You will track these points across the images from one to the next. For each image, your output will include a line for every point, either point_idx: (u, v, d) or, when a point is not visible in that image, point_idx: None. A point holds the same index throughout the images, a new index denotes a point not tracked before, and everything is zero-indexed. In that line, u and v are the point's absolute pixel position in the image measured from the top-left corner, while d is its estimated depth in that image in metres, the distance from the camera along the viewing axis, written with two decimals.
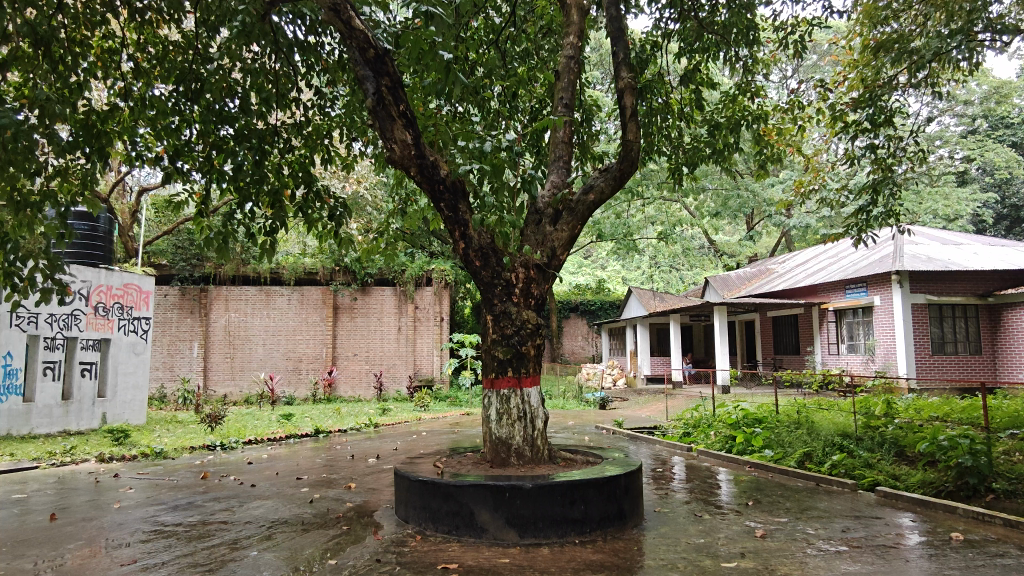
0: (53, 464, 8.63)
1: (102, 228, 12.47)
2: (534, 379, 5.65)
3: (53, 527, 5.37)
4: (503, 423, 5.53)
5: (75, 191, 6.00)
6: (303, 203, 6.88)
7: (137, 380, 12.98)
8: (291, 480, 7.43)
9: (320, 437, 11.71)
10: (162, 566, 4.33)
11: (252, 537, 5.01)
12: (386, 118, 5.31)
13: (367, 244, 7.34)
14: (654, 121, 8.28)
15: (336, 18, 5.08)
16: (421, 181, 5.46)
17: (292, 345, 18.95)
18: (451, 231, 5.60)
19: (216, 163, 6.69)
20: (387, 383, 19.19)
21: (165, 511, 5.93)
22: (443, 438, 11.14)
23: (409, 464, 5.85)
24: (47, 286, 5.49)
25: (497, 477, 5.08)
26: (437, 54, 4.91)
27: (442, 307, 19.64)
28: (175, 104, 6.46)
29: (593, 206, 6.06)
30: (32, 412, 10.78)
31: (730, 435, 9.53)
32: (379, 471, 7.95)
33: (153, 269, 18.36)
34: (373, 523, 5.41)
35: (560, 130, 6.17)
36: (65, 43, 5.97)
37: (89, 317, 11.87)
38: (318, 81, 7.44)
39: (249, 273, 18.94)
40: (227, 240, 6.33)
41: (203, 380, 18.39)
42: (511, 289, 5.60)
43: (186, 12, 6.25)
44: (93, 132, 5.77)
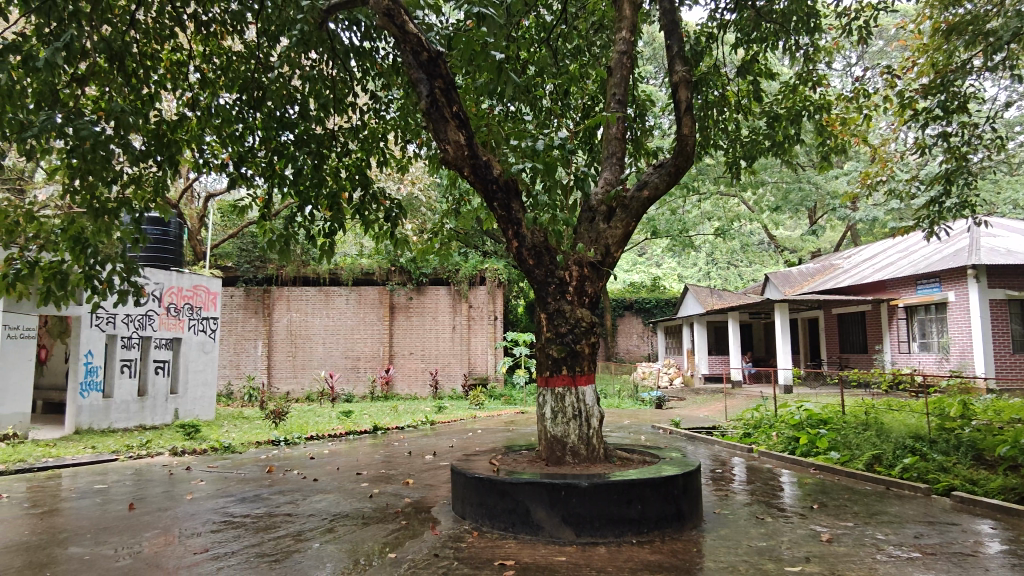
0: (131, 456, 9.12)
1: (173, 232, 13.03)
2: (590, 378, 5.60)
3: (132, 516, 5.66)
4: (558, 421, 5.53)
5: (148, 198, 6.30)
6: (360, 205, 7.04)
7: (206, 378, 13.57)
8: (350, 475, 7.62)
9: (378, 434, 11.96)
10: (232, 555, 4.52)
11: (316, 530, 5.16)
12: (440, 119, 5.38)
13: (423, 245, 7.45)
14: (709, 114, 8.10)
15: (390, 23, 5.19)
16: (474, 181, 5.50)
17: (351, 344, 19.44)
18: (504, 231, 5.62)
19: (277, 168, 6.90)
20: (442, 381, 19.44)
21: (233, 502, 6.18)
22: (498, 436, 11.16)
23: (465, 462, 5.91)
24: (124, 288, 5.81)
25: (552, 475, 5.07)
26: (489, 54, 4.93)
27: (496, 306, 19.65)
28: (239, 112, 6.70)
29: (647, 203, 5.98)
30: (111, 407, 11.42)
31: (793, 436, 9.25)
32: (436, 468, 8.07)
33: (220, 271, 19.13)
34: (431, 519, 5.49)
35: (613, 126, 6.13)
36: (138, 58, 6.27)
37: (162, 317, 12.49)
38: (373, 85, 7.60)
39: (309, 273, 19.50)
40: (289, 242, 6.53)
41: (267, 377, 19.08)
42: (564, 288, 5.60)
43: (248, 24, 6.47)
44: (164, 140, 6.06)
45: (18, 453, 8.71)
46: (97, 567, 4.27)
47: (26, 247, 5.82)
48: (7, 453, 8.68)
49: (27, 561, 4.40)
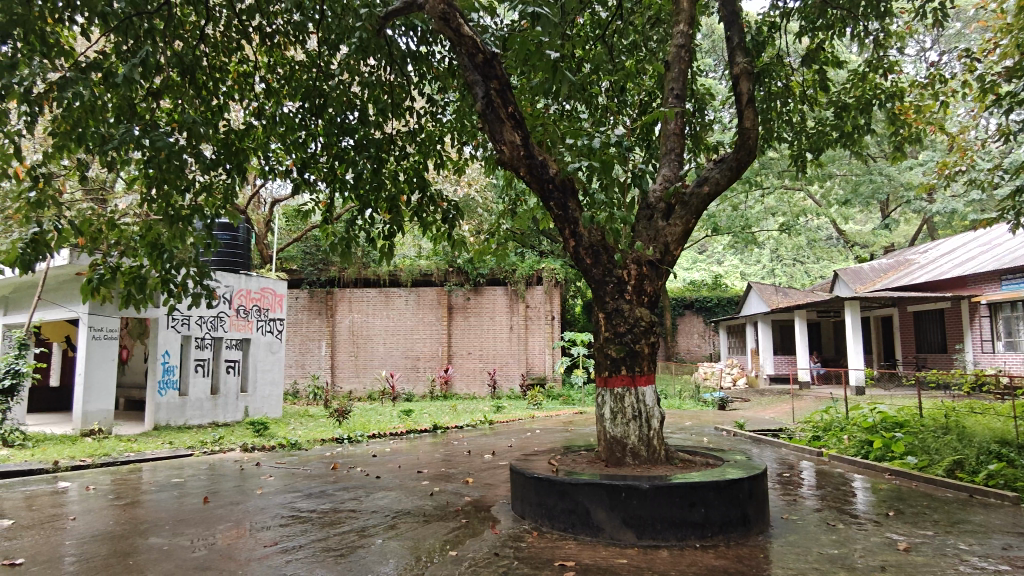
0: (205, 452, 9.54)
1: (242, 237, 13.59)
2: (650, 378, 5.51)
3: (206, 509, 5.91)
4: (618, 421, 5.46)
5: (218, 205, 6.54)
6: (418, 207, 7.17)
7: (274, 376, 14.06)
8: (412, 473, 7.74)
9: (438, 433, 12.11)
10: (299, 549, 4.65)
11: (378, 526, 5.26)
12: (495, 120, 5.40)
13: (479, 245, 7.50)
14: (773, 106, 7.83)
15: (446, 27, 5.24)
16: (531, 181, 5.49)
17: (410, 344, 19.78)
18: (561, 230, 5.59)
19: (339, 173, 7.07)
20: (501, 380, 19.53)
21: (300, 498, 6.37)
22: (557, 436, 11.13)
23: (524, 461, 5.91)
24: (197, 291, 6.11)
25: (613, 476, 5.02)
26: (544, 54, 4.91)
27: (553, 306, 19.61)
28: (302, 119, 6.92)
29: (707, 199, 5.83)
30: (187, 404, 11.99)
31: (866, 440, 8.84)
32: (495, 467, 8.11)
33: (285, 274, 19.82)
34: (490, 518, 5.51)
35: (671, 122, 6.03)
36: (207, 70, 6.53)
37: (232, 319, 13.03)
38: (430, 89, 7.69)
39: (370, 275, 19.95)
40: (350, 245, 6.69)
41: (331, 376, 19.65)
42: (623, 286, 5.52)
43: (310, 33, 6.66)
44: (232, 149, 6.33)
45: (104, 448, 9.25)
46: (175, 558, 4.47)
47: (109, 253, 6.17)
48: (94, 447, 9.23)
49: (112, 550, 4.66)
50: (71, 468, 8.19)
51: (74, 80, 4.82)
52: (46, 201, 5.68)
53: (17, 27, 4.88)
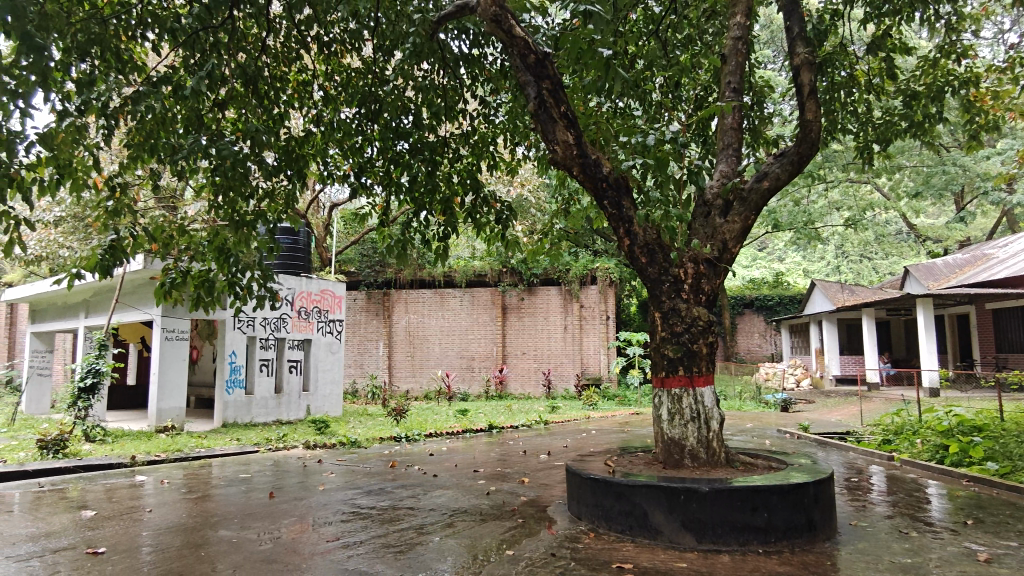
0: (270, 448, 9.89)
1: (302, 241, 14.00)
2: (709, 379, 5.39)
3: (272, 504, 6.12)
4: (675, 422, 5.36)
5: (280, 211, 6.76)
6: (472, 209, 7.23)
7: (334, 376, 14.44)
8: (469, 472, 7.81)
9: (493, 433, 12.18)
10: (360, 545, 4.76)
11: (437, 524, 5.33)
12: (548, 120, 5.39)
13: (533, 245, 7.51)
14: (836, 96, 7.53)
15: (498, 29, 5.27)
16: (584, 180, 5.45)
17: (465, 344, 19.98)
18: (615, 229, 5.53)
19: (394, 176, 7.20)
20: (556, 380, 19.47)
21: (360, 495, 6.52)
22: (613, 437, 11.01)
23: (579, 462, 5.87)
24: (262, 293, 6.35)
25: (671, 477, 4.93)
26: (597, 52, 4.86)
27: (608, 305, 19.43)
28: (359, 125, 7.08)
29: (768, 194, 5.66)
30: (253, 403, 12.44)
31: (941, 444, 8.41)
32: (550, 467, 8.11)
33: (344, 276, 20.37)
34: (546, 518, 5.50)
35: (728, 116, 5.90)
36: (269, 80, 6.76)
37: (294, 320, 13.45)
38: (482, 91, 7.75)
39: (425, 277, 20.26)
40: (406, 247, 6.80)
41: (388, 376, 20.03)
42: (679, 285, 5.42)
43: (365, 40, 6.80)
44: (293, 156, 6.54)
45: (177, 444, 9.69)
46: (243, 550, 4.64)
47: (180, 258, 6.47)
48: (167, 444, 9.68)
49: (185, 541, 4.87)
50: (147, 463, 8.62)
51: (147, 94, 5.08)
52: (122, 209, 6.00)
53: (93, 45, 5.15)
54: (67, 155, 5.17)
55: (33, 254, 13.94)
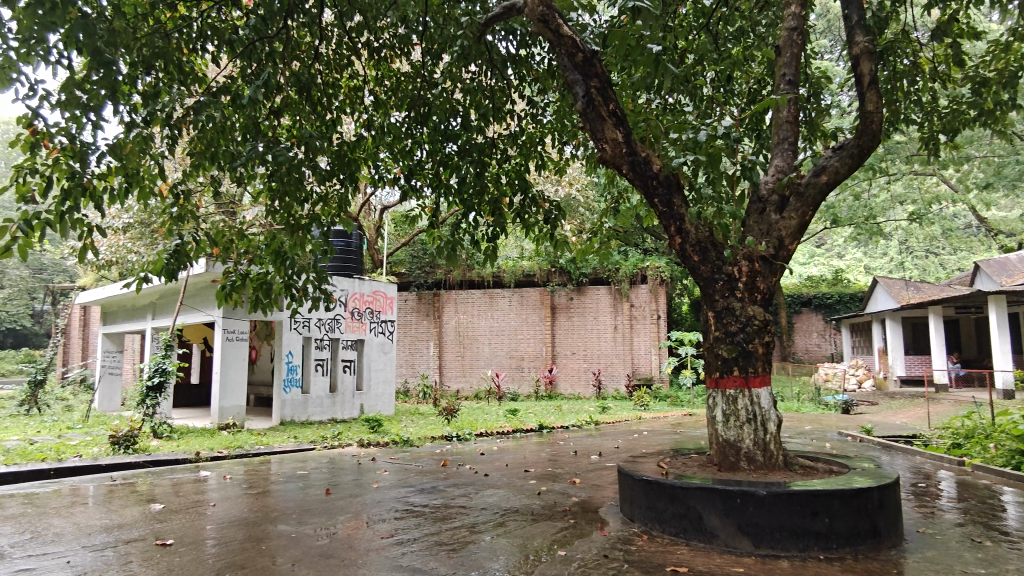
0: (326, 446, 10.14)
1: (355, 243, 14.26)
2: (765, 379, 5.25)
3: (328, 501, 6.27)
4: (731, 424, 5.24)
5: (334, 214, 6.92)
6: (520, 209, 7.25)
7: (387, 376, 14.68)
8: (520, 472, 7.83)
9: (544, 433, 12.17)
10: (413, 542, 4.83)
11: (488, 523, 5.37)
12: (596, 119, 5.34)
13: (582, 245, 7.46)
14: (899, 85, 7.22)
15: (545, 29, 5.26)
16: (633, 178, 5.39)
17: (515, 344, 20.05)
18: (666, 227, 5.46)
19: (444, 178, 7.28)
20: (606, 381, 19.30)
21: (413, 493, 6.61)
22: (665, 439, 10.84)
23: (632, 463, 5.81)
24: (317, 295, 6.52)
25: (726, 480, 4.83)
26: (646, 48, 4.79)
27: (658, 305, 19.14)
28: (409, 128, 7.19)
29: (826, 189, 5.47)
30: (309, 402, 12.78)
31: (1017, 449, 7.96)
32: (602, 468, 8.05)
33: (395, 277, 20.73)
34: (598, 519, 5.47)
35: (784, 110, 5.75)
36: (322, 87, 6.93)
37: (348, 320, 13.76)
38: (530, 91, 7.75)
39: (474, 277, 20.43)
40: (455, 248, 6.86)
41: (439, 376, 20.25)
42: (734, 284, 5.29)
43: (414, 45, 6.89)
44: (345, 160, 6.69)
45: (238, 441, 10.05)
46: (301, 545, 4.77)
47: (239, 262, 6.70)
48: (229, 440, 10.05)
49: (247, 535, 5.04)
50: (210, 459, 8.96)
51: (207, 104, 5.28)
52: (185, 215, 6.26)
53: (158, 58, 5.39)
54: (135, 164, 5.42)
55: (105, 259, 14.68)
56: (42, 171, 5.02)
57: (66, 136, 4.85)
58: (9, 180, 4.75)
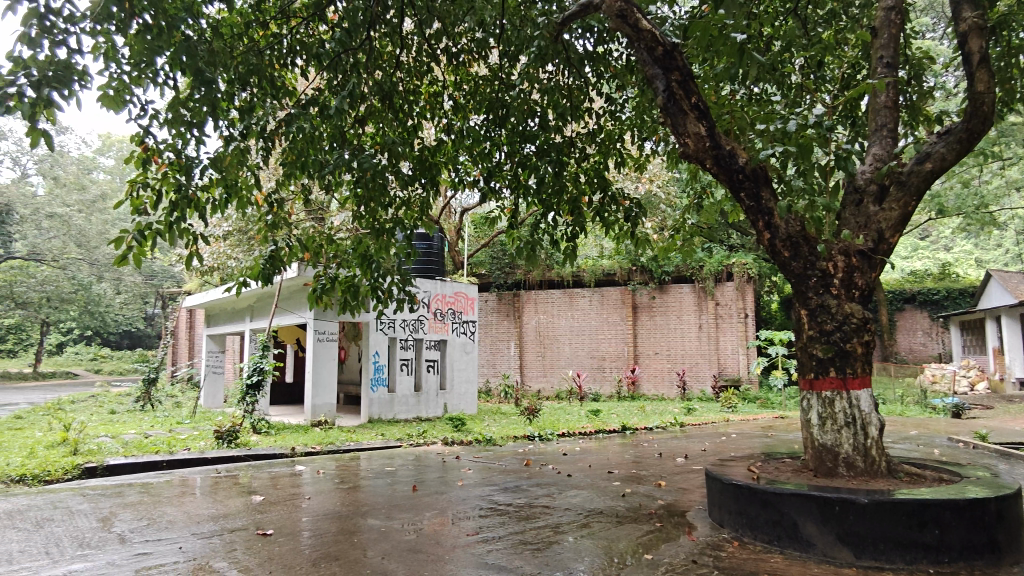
0: (412, 444, 10.43)
1: (436, 246, 14.55)
2: (865, 381, 4.95)
3: (415, 497, 6.43)
4: (827, 428, 4.98)
5: (416, 217, 7.08)
6: (600, 207, 7.17)
7: (470, 375, 14.89)
8: (603, 473, 7.76)
9: (627, 434, 12.01)
10: (498, 540, 4.88)
11: (572, 523, 5.35)
12: (678, 113, 5.19)
13: (664, 243, 7.29)
14: (1014, 62, 6.63)
15: (624, 24, 5.18)
16: (718, 173, 5.21)
17: (596, 344, 19.93)
18: (754, 222, 5.25)
19: (522, 179, 7.30)
20: (690, 381, 18.80)
21: (497, 492, 6.68)
22: (756, 442, 10.44)
23: (720, 466, 5.63)
24: (402, 296, 6.71)
25: (823, 487, 4.60)
26: (729, 37, 4.62)
27: (746, 303, 18.41)
28: (487, 131, 7.25)
29: (931, 177, 5.12)
30: (395, 400, 13.18)
31: None
32: (688, 471, 7.85)
33: (476, 278, 21.06)
34: (686, 523, 5.33)
35: (881, 94, 5.44)
36: (403, 94, 7.10)
37: (431, 321, 14.08)
38: (608, 88, 7.65)
39: (554, 277, 20.45)
40: (535, 248, 6.87)
41: (521, 376, 20.37)
42: (828, 280, 5.03)
43: (491, 48, 6.96)
44: (426, 164, 6.84)
45: (330, 437, 10.49)
46: (390, 539, 4.92)
47: (328, 266, 6.98)
48: (322, 437, 10.50)
49: (340, 528, 5.25)
50: (304, 454, 9.41)
51: (297, 116, 5.56)
52: (279, 222, 6.59)
53: (252, 75, 5.71)
54: (234, 175, 5.76)
55: (207, 265, 15.72)
56: (153, 185, 5.41)
57: (173, 151, 5.22)
58: (125, 194, 5.15)
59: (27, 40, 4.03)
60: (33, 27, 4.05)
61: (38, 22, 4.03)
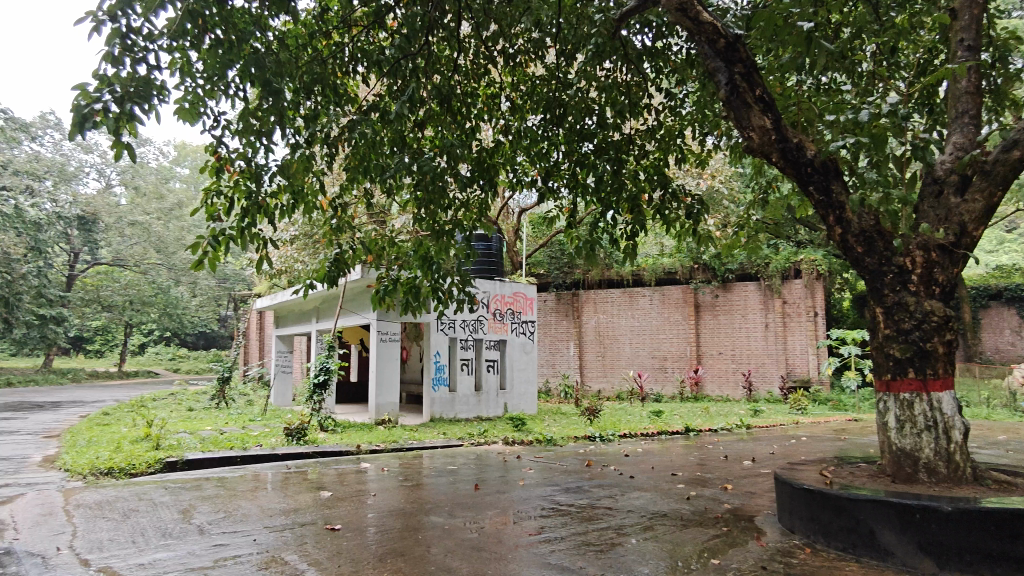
0: (473, 443, 10.53)
1: (495, 247, 14.66)
2: (948, 383, 4.69)
3: (478, 496, 6.50)
4: (906, 432, 4.74)
5: (475, 218, 7.14)
6: (661, 205, 7.03)
7: (530, 375, 14.90)
8: (666, 475, 7.63)
9: (691, 436, 11.76)
10: (561, 541, 4.87)
11: (635, 526, 5.27)
12: (741, 106, 5.04)
13: (728, 240, 7.09)
14: None
15: (684, 17, 5.06)
16: (785, 167, 5.04)
17: (657, 344, 19.63)
18: (824, 217, 5.05)
19: (581, 178, 7.26)
20: (756, 382, 18.25)
21: (559, 492, 6.66)
22: (828, 445, 10.02)
23: (790, 470, 5.45)
24: (461, 297, 6.78)
25: (902, 494, 4.38)
26: (795, 26, 4.45)
27: (816, 300, 17.69)
28: (545, 131, 7.23)
29: (1019, 165, 4.78)
30: (456, 400, 13.35)
31: None
32: (756, 475, 7.61)
33: (534, 278, 21.11)
34: (754, 528, 5.18)
35: (962, 79, 5.14)
36: (462, 97, 7.17)
37: (491, 321, 14.19)
38: (667, 83, 7.52)
39: (613, 276, 20.29)
40: (595, 247, 6.80)
41: (580, 376, 20.28)
42: (906, 276, 4.79)
43: (548, 47, 6.95)
44: (485, 166, 6.90)
45: (393, 436, 10.69)
46: (453, 537, 4.98)
47: (391, 267, 7.13)
48: (386, 435, 10.72)
49: (404, 525, 5.34)
50: (369, 451, 9.65)
51: (359, 122, 5.70)
52: (343, 226, 6.78)
53: (316, 83, 5.89)
54: (300, 181, 5.96)
55: (276, 268, 16.34)
56: (225, 193, 5.65)
57: (244, 159, 5.45)
58: (201, 202, 5.40)
59: (111, 59, 4.28)
60: (116, 46, 4.30)
61: (121, 41, 4.28)
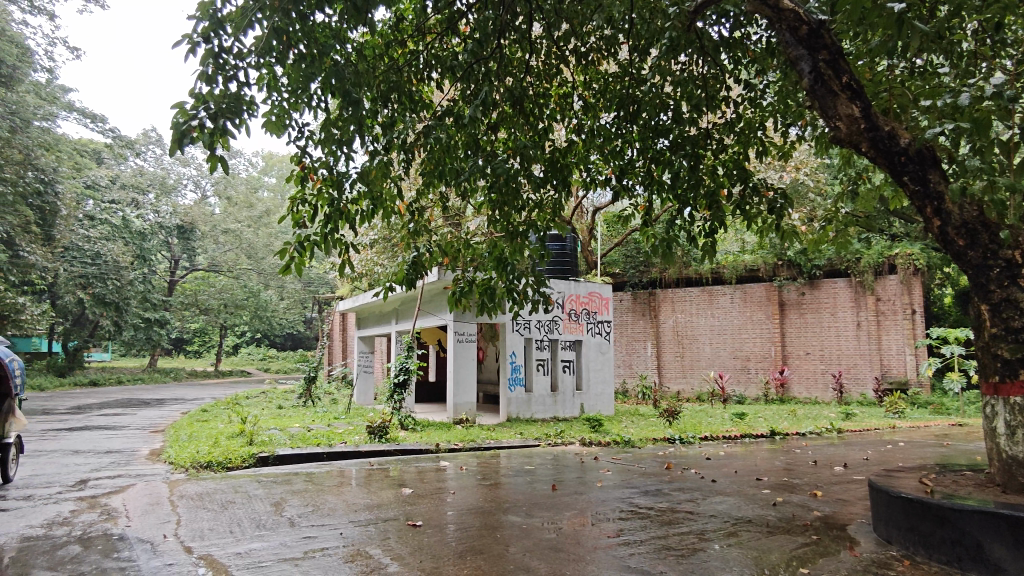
0: (550, 443, 10.53)
1: (569, 246, 14.60)
2: None
3: (556, 496, 6.49)
4: (1018, 439, 4.39)
5: (549, 218, 7.14)
6: (741, 200, 6.78)
7: (606, 376, 14.74)
8: (750, 479, 7.37)
9: (776, 439, 11.31)
10: (641, 544, 4.79)
11: (718, 531, 5.12)
12: (826, 95, 4.79)
13: (814, 235, 6.76)
14: None
15: (763, 6, 4.87)
16: (876, 156, 4.76)
17: (738, 344, 19.00)
18: (920, 209, 4.74)
19: (656, 175, 7.11)
20: (848, 384, 17.33)
21: (638, 494, 6.57)
22: (929, 452, 9.38)
23: (886, 477, 5.15)
24: (536, 297, 6.78)
25: (1013, 505, 4.04)
26: (885, 9, 4.19)
27: (913, 298, 16.65)
28: (618, 128, 7.12)
29: None
30: (533, 399, 13.42)
31: None
32: (848, 481, 7.23)
33: (609, 278, 20.90)
34: (847, 538, 4.92)
35: None
36: (535, 98, 7.19)
37: (566, 321, 14.15)
38: (747, 75, 7.27)
39: (691, 274, 19.82)
40: (671, 245, 6.64)
41: (658, 376, 19.93)
42: (1015, 271, 4.42)
43: (621, 44, 6.85)
44: (558, 166, 6.89)
45: (471, 435, 10.86)
46: (531, 536, 5.00)
47: (467, 269, 7.24)
48: (464, 435, 10.91)
49: (484, 523, 5.41)
50: (447, 450, 9.85)
51: (434, 127, 5.81)
52: (420, 229, 6.93)
53: (393, 92, 6.06)
54: (379, 188, 6.13)
55: (357, 272, 16.91)
56: (309, 201, 5.90)
57: (326, 168, 5.67)
58: (287, 210, 5.69)
59: (205, 78, 4.56)
60: (209, 66, 4.58)
61: (214, 61, 4.55)
